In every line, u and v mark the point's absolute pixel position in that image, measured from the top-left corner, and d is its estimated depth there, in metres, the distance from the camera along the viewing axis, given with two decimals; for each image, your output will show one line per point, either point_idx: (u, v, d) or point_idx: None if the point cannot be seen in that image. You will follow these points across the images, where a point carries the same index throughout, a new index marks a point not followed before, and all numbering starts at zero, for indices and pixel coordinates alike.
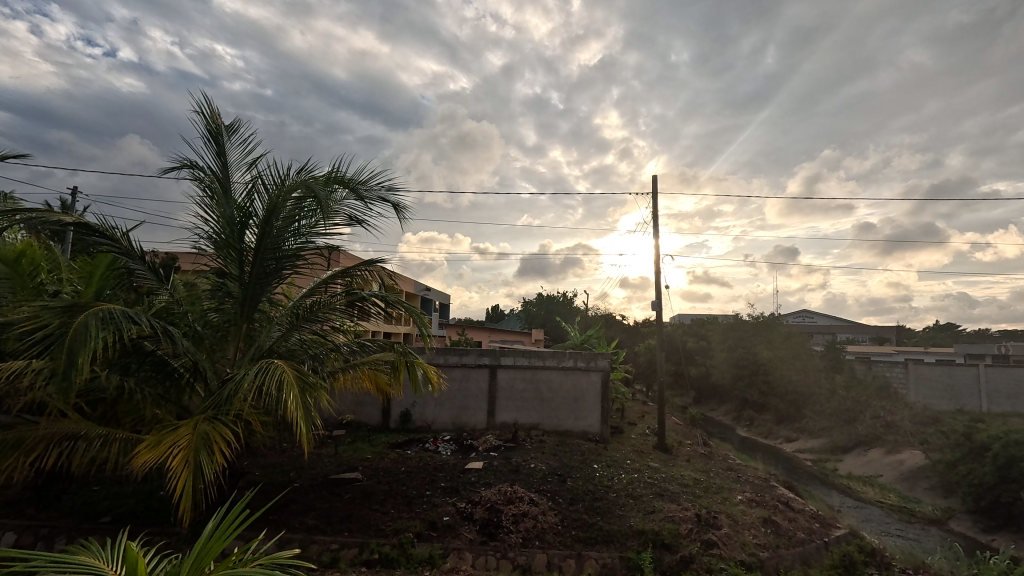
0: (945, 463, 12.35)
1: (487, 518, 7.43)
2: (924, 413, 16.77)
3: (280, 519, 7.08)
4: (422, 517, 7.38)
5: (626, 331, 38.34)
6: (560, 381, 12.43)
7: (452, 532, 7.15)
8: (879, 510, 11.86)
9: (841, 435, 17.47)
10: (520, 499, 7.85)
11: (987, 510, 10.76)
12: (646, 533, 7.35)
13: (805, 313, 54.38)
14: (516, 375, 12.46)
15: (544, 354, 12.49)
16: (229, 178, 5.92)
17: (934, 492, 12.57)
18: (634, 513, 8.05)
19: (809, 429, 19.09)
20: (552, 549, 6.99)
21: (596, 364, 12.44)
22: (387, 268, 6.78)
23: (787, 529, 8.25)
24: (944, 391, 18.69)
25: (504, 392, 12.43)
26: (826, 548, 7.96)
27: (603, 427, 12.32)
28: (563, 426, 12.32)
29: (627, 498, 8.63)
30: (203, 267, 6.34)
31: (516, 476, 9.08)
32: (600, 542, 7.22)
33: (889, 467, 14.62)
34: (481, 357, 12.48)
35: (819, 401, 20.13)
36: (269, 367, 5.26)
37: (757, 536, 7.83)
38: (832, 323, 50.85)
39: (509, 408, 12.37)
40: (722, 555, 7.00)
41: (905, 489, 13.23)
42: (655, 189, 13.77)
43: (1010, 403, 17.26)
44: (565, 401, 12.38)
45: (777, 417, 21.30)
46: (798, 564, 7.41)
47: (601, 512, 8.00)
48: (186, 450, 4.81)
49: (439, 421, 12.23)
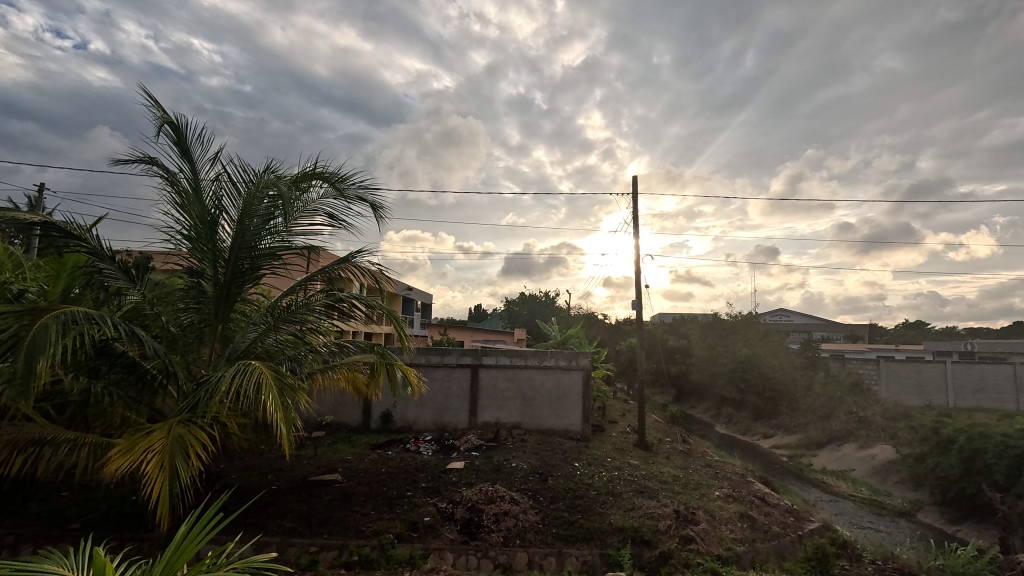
0: (914, 457, 12.73)
1: (468, 518, 7.43)
2: (895, 408, 17.24)
3: (257, 522, 6.97)
4: (403, 518, 7.34)
5: (607, 330, 38.73)
6: (542, 380, 12.48)
7: (433, 532, 7.14)
8: (852, 503, 12.19)
9: (816, 431, 17.91)
10: (501, 498, 7.86)
11: (954, 502, 11.14)
12: (625, 530, 7.44)
13: (781, 312, 55.63)
14: (498, 374, 12.48)
15: (526, 354, 12.53)
16: (197, 177, 5.80)
17: (903, 485, 12.96)
18: (614, 511, 8.13)
19: (785, 426, 19.52)
20: (532, 547, 7.03)
21: (577, 362, 12.53)
22: (366, 270, 6.73)
23: (763, 524, 8.44)
24: (914, 387, 19.25)
25: (485, 391, 12.42)
26: (800, 541, 8.15)
27: (584, 426, 12.39)
28: (545, 425, 12.37)
29: (607, 495, 8.71)
30: (175, 266, 6.20)
31: (498, 475, 9.09)
32: (580, 540, 7.29)
33: (861, 462, 15.03)
34: (462, 357, 12.47)
35: (795, 398, 20.58)
36: (247, 368, 5.17)
37: (733, 530, 7.99)
38: (807, 322, 52.03)
39: (491, 408, 12.37)
40: (700, 550, 7.11)
41: (877, 483, 13.59)
42: (635, 190, 13.92)
43: (975, 397, 18.11)
44: (547, 400, 12.43)
45: (754, 414, 21.72)
46: (772, 557, 7.59)
47: (581, 510, 8.06)
48: (161, 453, 4.69)
49: (421, 422, 12.18)
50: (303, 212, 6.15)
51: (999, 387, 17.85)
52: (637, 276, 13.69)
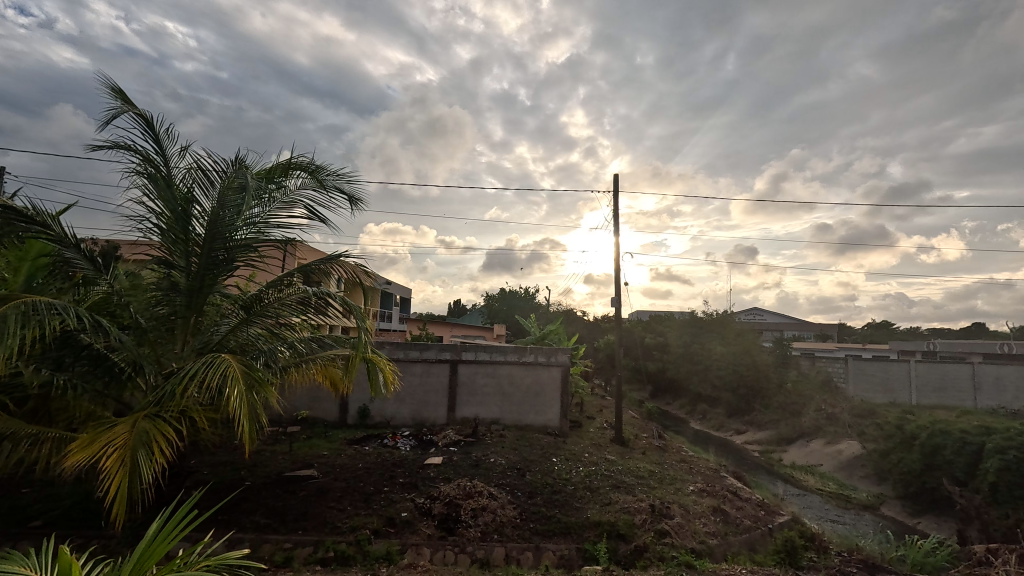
0: (879, 453, 13.16)
1: (446, 513, 7.42)
2: (861, 405, 17.77)
3: (230, 519, 6.83)
4: (380, 514, 7.29)
5: (586, 326, 39.14)
6: (522, 376, 12.53)
7: (410, 528, 7.10)
8: (820, 497, 12.59)
9: (787, 427, 18.39)
10: (480, 493, 7.88)
11: (915, 495, 11.62)
12: (602, 525, 7.53)
13: (754, 311, 57.08)
14: (477, 369, 12.46)
15: (505, 350, 12.53)
16: (168, 166, 5.62)
17: (868, 479, 13.43)
18: (591, 505, 8.22)
19: (757, 422, 20.07)
20: (509, 542, 7.07)
21: (557, 359, 12.62)
22: (349, 264, 6.70)
23: (735, 517, 8.66)
24: (880, 385, 19.88)
25: (464, 387, 12.39)
26: (770, 534, 8.39)
27: (562, 422, 12.51)
28: (524, 420, 12.44)
29: (584, 490, 8.80)
30: (146, 256, 6.02)
31: (476, 470, 9.09)
32: (558, 534, 7.37)
33: (828, 457, 15.50)
34: (442, 352, 12.40)
35: (768, 395, 21.09)
36: (214, 361, 5.05)
37: (707, 524, 8.17)
38: (779, 320, 53.42)
39: (470, 403, 12.36)
40: (674, 544, 7.23)
41: (843, 477, 14.05)
42: (615, 188, 14.02)
43: (936, 395, 18.77)
44: (526, 396, 12.50)
45: (728, 411, 22.24)
46: (744, 550, 7.77)
47: (559, 505, 8.13)
48: (122, 448, 4.53)
49: (399, 417, 12.08)
50: (280, 205, 6.05)
51: (960, 386, 18.53)
52: (616, 273, 13.82)
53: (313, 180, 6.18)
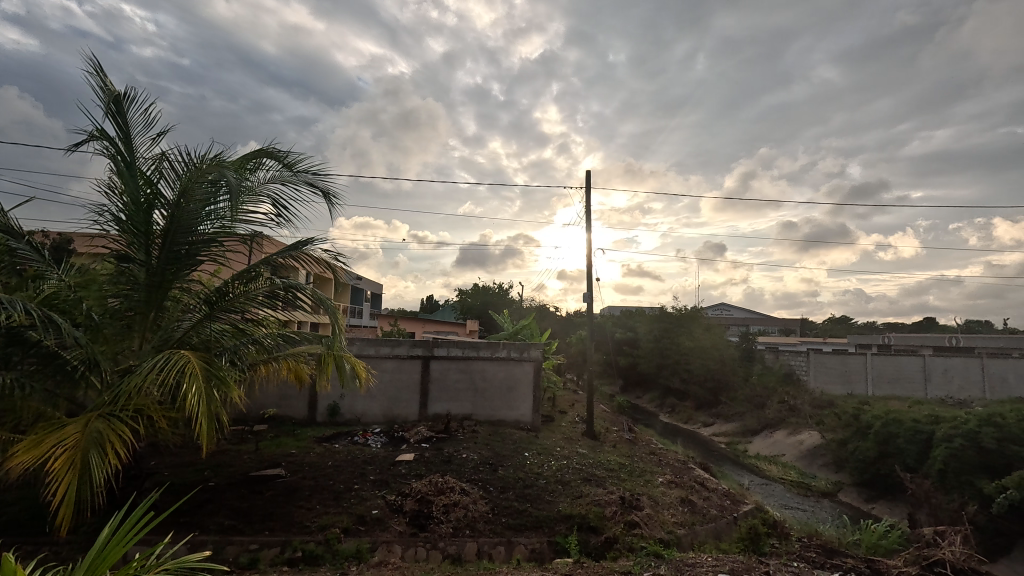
0: (837, 442, 13.72)
1: (417, 510, 7.37)
2: (821, 397, 18.46)
3: (192, 521, 6.62)
4: (350, 512, 7.19)
5: (559, 322, 39.50)
6: (494, 371, 12.54)
7: (380, 525, 7.03)
8: (781, 485, 13.06)
9: (751, 419, 19.00)
10: (451, 488, 7.86)
11: (870, 482, 12.17)
12: (573, 517, 7.62)
13: (721, 306, 58.70)
14: (449, 365, 12.39)
15: (478, 345, 12.52)
16: (133, 153, 5.38)
17: (827, 467, 13.99)
18: (562, 499, 8.31)
19: (724, 414, 20.69)
20: (481, 537, 7.08)
21: (529, 354, 12.69)
22: (320, 259, 6.57)
23: (701, 507, 8.89)
24: (839, 377, 20.60)
25: (436, 383, 12.31)
26: (734, 522, 8.65)
27: (534, 417, 12.59)
28: (496, 415, 12.46)
29: (556, 484, 8.88)
30: (103, 249, 5.77)
31: (448, 466, 9.05)
32: (529, 528, 7.42)
33: (790, 447, 16.06)
34: (413, 348, 12.29)
35: (733, 388, 21.72)
36: (172, 358, 4.88)
37: (675, 514, 8.37)
38: (745, 315, 55.06)
39: (442, 399, 12.29)
40: (643, 534, 7.36)
41: (804, 466, 14.61)
42: (586, 184, 14.13)
43: (891, 386, 19.62)
44: (498, 392, 12.52)
45: (696, 404, 22.87)
46: (710, 539, 7.99)
47: (531, 499, 8.18)
48: (73, 450, 4.34)
49: (370, 414, 11.91)
50: (249, 198, 5.83)
51: (912, 377, 19.42)
52: (588, 269, 13.95)
53: (288, 175, 6.02)
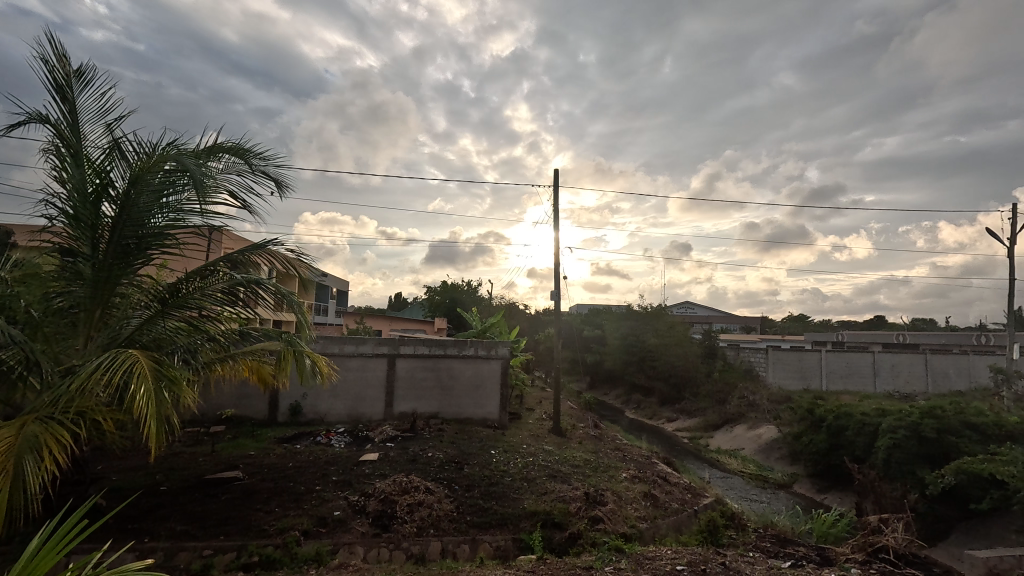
0: (792, 435, 14.25)
1: (380, 510, 7.28)
2: (779, 392, 19.14)
3: (140, 527, 6.33)
4: (311, 514, 7.03)
5: (528, 319, 39.70)
6: (461, 369, 12.49)
7: (342, 527, 6.90)
8: (740, 478, 13.50)
9: (713, 414, 19.55)
10: (416, 488, 7.79)
11: (823, 473, 12.71)
12: (538, 514, 7.67)
13: (686, 304, 60.16)
14: (415, 363, 12.26)
15: (445, 343, 12.43)
16: (81, 140, 5.10)
17: (783, 460, 14.54)
18: (527, 495, 8.35)
19: (687, 410, 21.24)
20: (446, 536, 7.03)
21: (497, 352, 12.71)
22: (282, 255, 6.42)
23: (663, 501, 9.09)
24: (796, 374, 20.92)
25: (402, 381, 12.16)
26: (695, 515, 8.87)
27: (502, 414, 12.61)
28: (463, 414, 12.42)
29: (522, 481, 8.92)
30: (44, 242, 5.44)
31: (414, 465, 8.97)
32: (494, 526, 7.43)
33: (750, 440, 16.60)
34: (379, 346, 12.10)
35: (696, 384, 22.30)
36: (119, 357, 4.65)
37: (638, 509, 8.53)
38: (709, 313, 56.61)
39: (409, 398, 12.16)
40: (606, 529, 7.47)
41: (762, 459, 15.12)
42: (555, 183, 14.20)
43: (843, 381, 20.35)
44: (465, 390, 12.47)
45: (661, 400, 23.40)
46: (671, 532, 8.18)
47: (496, 496, 8.19)
48: (4, 455, 4.06)
49: (333, 413, 11.66)
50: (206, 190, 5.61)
51: (862, 372, 20.30)
52: (556, 267, 14.04)
53: (253, 172, 5.82)
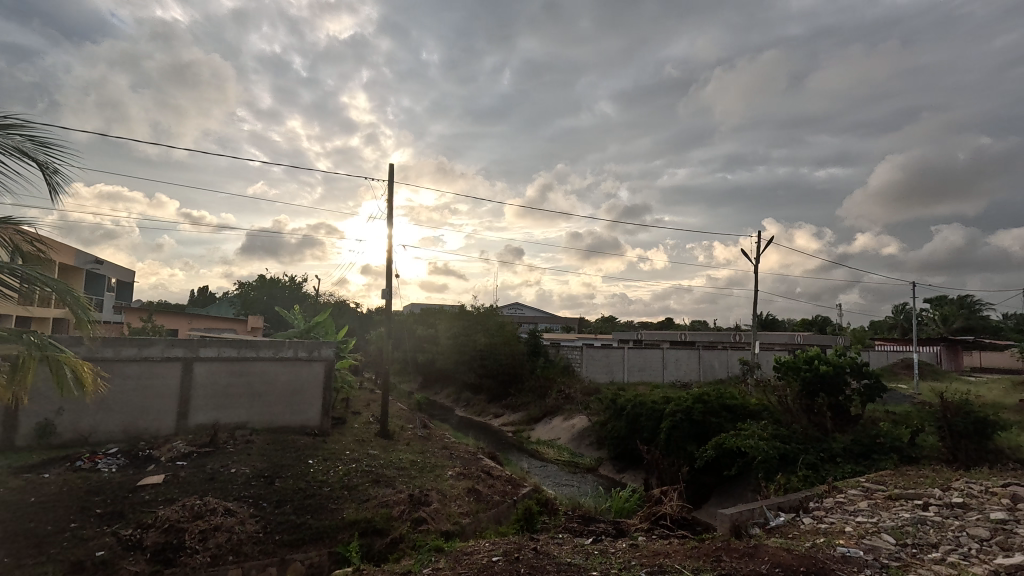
0: (599, 423, 16.06)
1: (163, 543, 6.15)
2: (590, 385, 21.39)
3: None
4: (61, 559, 5.63)
5: (358, 318, 37.93)
6: (276, 373, 11.32)
7: (108, 570, 5.66)
8: (556, 465, 14.74)
9: (534, 409, 21.03)
10: (212, 511, 6.79)
11: (621, 455, 14.56)
12: (357, 523, 7.31)
13: (515, 305, 63.80)
14: (219, 368, 10.72)
15: (256, 344, 11.12)
16: None
17: (591, 446, 16.30)
18: (347, 504, 7.90)
19: (512, 405, 22.53)
20: (248, 562, 6.26)
21: (319, 353, 11.86)
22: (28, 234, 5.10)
23: (486, 495, 9.41)
24: (604, 368, 23.54)
25: (201, 389, 10.51)
26: (514, 505, 9.36)
27: (323, 420, 11.81)
28: (277, 422, 11.28)
29: (341, 490, 8.40)
30: None
31: (211, 485, 7.80)
32: (307, 542, 6.85)
33: (565, 430, 18.24)
34: (170, 349, 10.24)
35: (521, 380, 23.73)
36: None
37: (461, 505, 8.69)
38: (536, 314, 60.83)
39: (208, 407, 10.56)
40: (429, 529, 7.45)
41: (574, 447, 16.73)
42: (390, 178, 13.74)
43: (640, 373, 23.63)
44: (280, 395, 11.35)
45: (489, 396, 24.41)
46: (491, 524, 8.51)
47: (311, 509, 7.57)
48: None
49: (103, 431, 9.52)
50: None
51: (654, 365, 23.82)
52: (389, 264, 13.60)
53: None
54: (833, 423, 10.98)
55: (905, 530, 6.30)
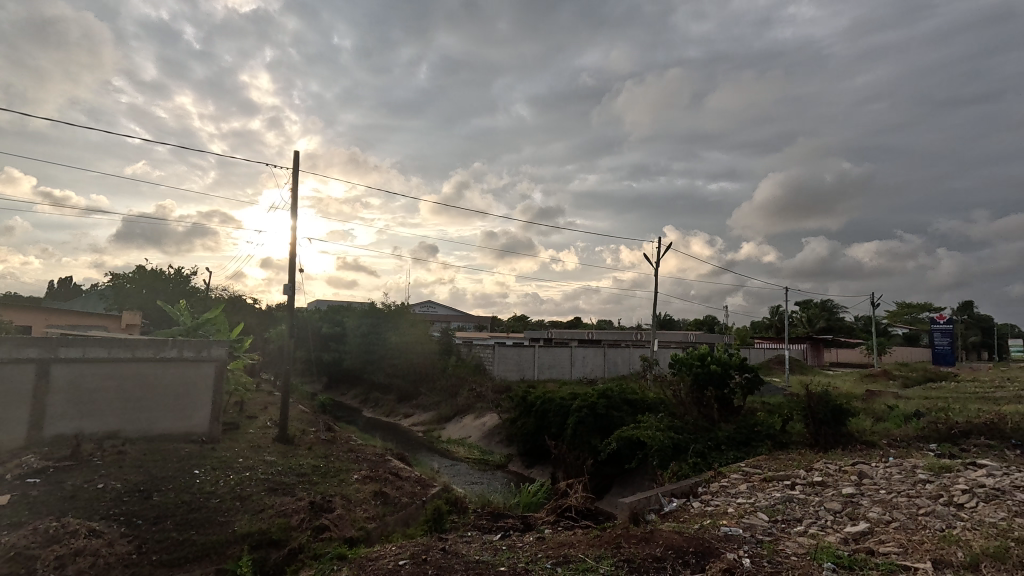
0: (508, 420, 16.30)
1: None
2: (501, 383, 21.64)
3: None
4: None
5: (256, 314, 35.24)
6: (157, 375, 10.20)
7: None
8: (466, 464, 14.73)
9: (445, 408, 20.87)
10: (73, 534, 5.92)
11: (530, 451, 14.88)
12: (251, 535, 6.79)
13: (427, 303, 62.87)
14: (84, 370, 9.37)
15: (133, 343, 9.90)
16: None
17: (501, 443, 16.50)
18: (239, 516, 7.29)
19: (422, 404, 22.20)
20: None
21: (210, 353, 10.86)
22: None
23: (394, 497, 9.16)
24: (516, 367, 23.62)
25: (60, 395, 9.12)
26: (422, 506, 9.20)
27: (212, 425, 10.85)
28: (157, 429, 10.16)
29: (233, 501, 7.74)
30: None
31: (70, 505, 6.81)
32: (192, 560, 6.23)
33: (475, 428, 18.29)
34: (20, 349, 8.73)
35: (433, 379, 23.43)
36: None
37: (367, 509, 8.38)
38: (448, 313, 60.31)
39: (69, 416, 9.20)
40: (331, 537, 7.10)
41: (484, 444, 16.83)
42: (295, 165, 12.89)
43: (548, 371, 24.30)
44: (161, 399, 10.25)
45: (398, 396, 23.82)
46: (398, 527, 8.29)
47: (196, 524, 6.89)
48: None
49: None
50: None
51: (562, 363, 24.60)
52: (292, 257, 12.77)
53: None
54: (719, 414, 12.07)
55: (775, 507, 7.08)
